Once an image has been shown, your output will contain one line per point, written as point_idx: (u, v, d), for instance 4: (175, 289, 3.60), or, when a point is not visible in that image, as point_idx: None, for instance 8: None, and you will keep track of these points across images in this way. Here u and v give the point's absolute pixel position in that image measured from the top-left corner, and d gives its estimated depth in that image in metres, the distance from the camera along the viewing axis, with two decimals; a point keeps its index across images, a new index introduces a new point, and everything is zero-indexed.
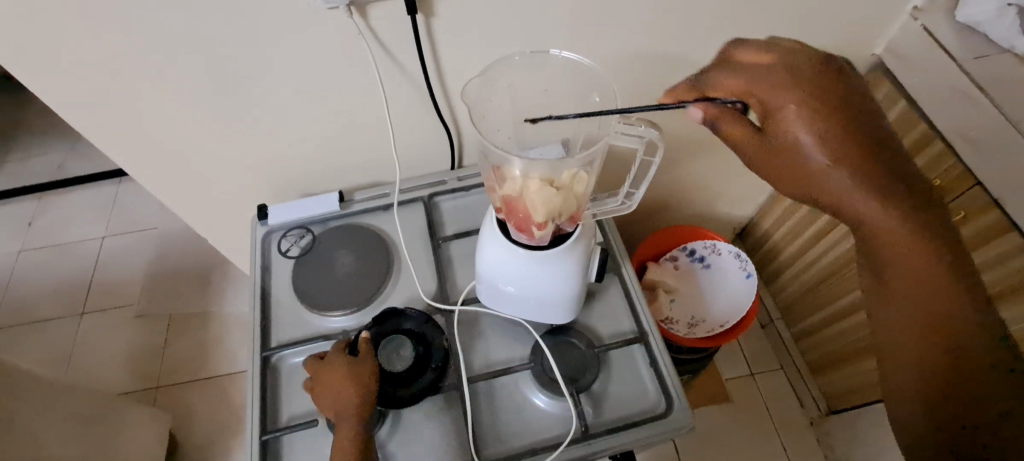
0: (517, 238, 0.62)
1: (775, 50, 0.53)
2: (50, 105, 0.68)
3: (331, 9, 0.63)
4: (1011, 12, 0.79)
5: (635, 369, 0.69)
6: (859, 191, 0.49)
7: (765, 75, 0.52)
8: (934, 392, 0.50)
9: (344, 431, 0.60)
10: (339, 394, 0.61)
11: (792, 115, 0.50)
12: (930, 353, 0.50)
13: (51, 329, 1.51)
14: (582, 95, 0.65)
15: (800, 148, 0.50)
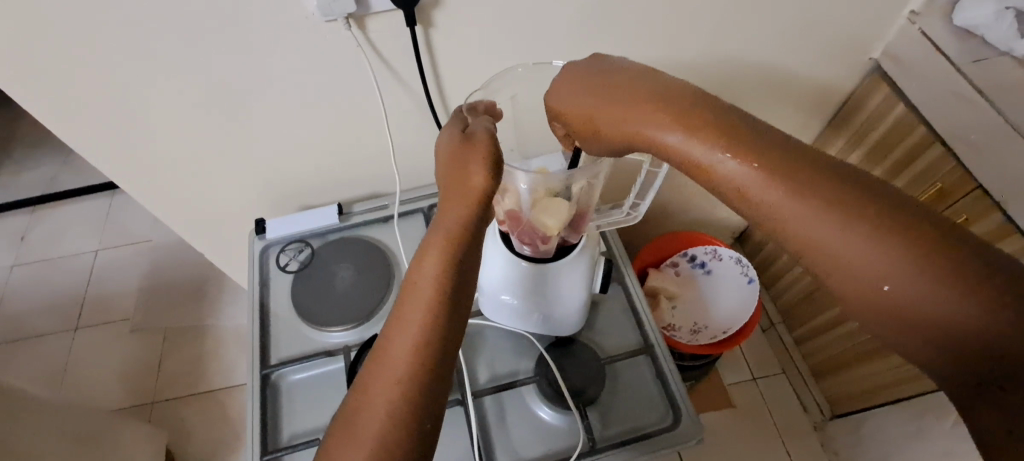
0: (524, 253, 0.61)
1: (571, 92, 0.51)
2: (41, 120, 0.67)
3: (330, 22, 0.62)
4: (1010, 15, 0.79)
5: (641, 381, 0.68)
6: (701, 146, 0.42)
7: (579, 101, 0.50)
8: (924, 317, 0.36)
9: (452, 223, 0.46)
10: (460, 179, 0.47)
11: (636, 130, 0.46)
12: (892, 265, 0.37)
13: (45, 345, 1.49)
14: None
15: (650, 139, 0.45)
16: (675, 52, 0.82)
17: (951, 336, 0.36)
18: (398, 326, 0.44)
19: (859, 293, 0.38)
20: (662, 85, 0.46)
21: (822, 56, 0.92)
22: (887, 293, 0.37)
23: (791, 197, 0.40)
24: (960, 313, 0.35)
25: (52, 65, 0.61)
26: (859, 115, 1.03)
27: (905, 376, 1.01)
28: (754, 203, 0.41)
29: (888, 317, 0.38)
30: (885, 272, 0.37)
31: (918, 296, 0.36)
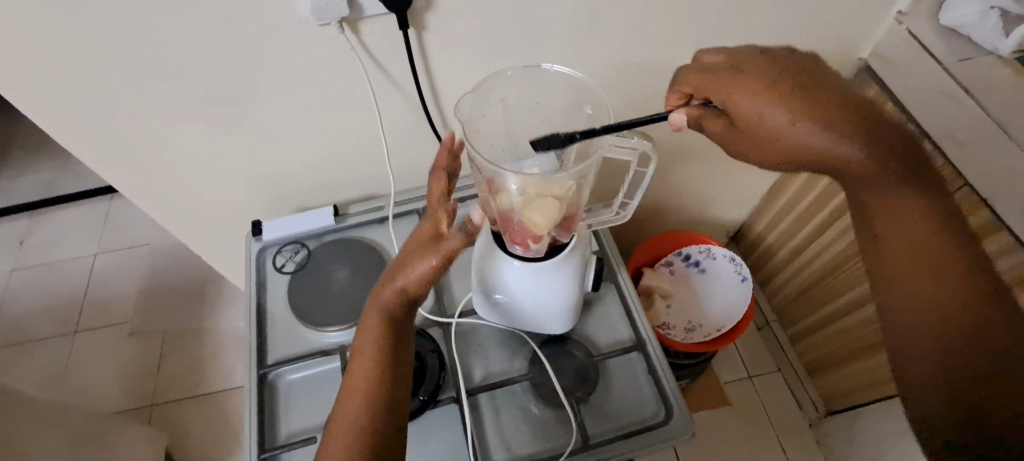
0: (517, 252, 0.62)
1: (749, 72, 0.58)
2: (40, 124, 0.68)
3: (323, 26, 0.64)
4: (994, 15, 0.80)
5: (633, 378, 0.69)
6: (840, 142, 0.54)
7: (755, 94, 0.57)
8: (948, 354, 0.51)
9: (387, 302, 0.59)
10: (400, 268, 0.59)
11: (801, 133, 0.55)
12: (954, 308, 0.52)
13: (44, 349, 1.49)
14: (572, 107, 0.67)
15: (816, 143, 0.55)
16: (667, 53, 0.83)
17: (967, 375, 0.50)
18: (349, 391, 0.56)
19: (909, 312, 0.54)
20: (843, 100, 0.55)
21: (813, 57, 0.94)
22: (929, 326, 0.53)
23: (914, 226, 0.54)
24: (974, 360, 0.50)
25: (56, 70, 0.62)
26: None
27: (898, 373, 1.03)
28: (893, 222, 0.55)
29: (926, 342, 0.53)
30: (949, 311, 0.52)
31: (950, 337, 0.51)
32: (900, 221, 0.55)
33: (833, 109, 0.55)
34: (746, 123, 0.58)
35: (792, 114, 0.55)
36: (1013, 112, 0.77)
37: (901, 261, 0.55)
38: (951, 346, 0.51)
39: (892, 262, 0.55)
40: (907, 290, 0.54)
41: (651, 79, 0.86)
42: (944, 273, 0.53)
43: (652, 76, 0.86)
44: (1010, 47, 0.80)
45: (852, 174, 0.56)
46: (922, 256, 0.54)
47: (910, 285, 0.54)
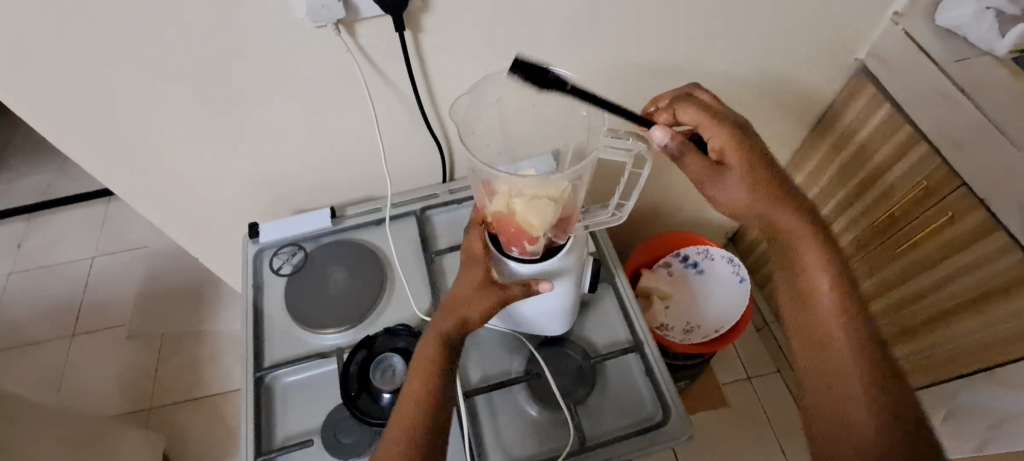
0: (513, 255, 0.62)
1: (742, 139, 0.63)
2: (36, 127, 0.67)
3: (319, 28, 0.64)
4: (989, 16, 0.80)
5: (632, 379, 0.69)
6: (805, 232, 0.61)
7: (751, 165, 0.62)
8: (847, 412, 0.56)
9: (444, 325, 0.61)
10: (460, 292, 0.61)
11: (786, 220, 0.61)
12: (854, 369, 0.57)
13: (42, 352, 1.49)
14: (570, 108, 0.65)
15: (788, 226, 0.62)
16: (662, 54, 0.82)
17: (864, 431, 0.54)
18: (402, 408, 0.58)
19: (818, 372, 0.59)
20: (792, 191, 0.63)
21: (809, 59, 0.94)
22: (834, 385, 0.58)
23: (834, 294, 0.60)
24: (870, 417, 0.54)
25: (51, 72, 0.62)
26: (846, 116, 1.03)
27: (904, 370, 1.04)
28: (814, 290, 0.61)
29: (830, 398, 0.58)
30: (847, 372, 0.57)
31: (851, 395, 0.56)
32: (820, 294, 0.60)
33: (789, 194, 0.62)
34: (727, 172, 0.62)
35: (756, 187, 0.62)
36: (1010, 112, 0.77)
37: (817, 330, 0.60)
38: (849, 404, 0.56)
39: (809, 329, 0.61)
40: (817, 357, 0.60)
41: (647, 80, 0.86)
42: (849, 335, 0.58)
43: (648, 77, 0.86)
44: (1005, 47, 0.80)
45: (806, 265, 0.61)
46: (834, 321, 0.59)
47: (818, 353, 0.59)
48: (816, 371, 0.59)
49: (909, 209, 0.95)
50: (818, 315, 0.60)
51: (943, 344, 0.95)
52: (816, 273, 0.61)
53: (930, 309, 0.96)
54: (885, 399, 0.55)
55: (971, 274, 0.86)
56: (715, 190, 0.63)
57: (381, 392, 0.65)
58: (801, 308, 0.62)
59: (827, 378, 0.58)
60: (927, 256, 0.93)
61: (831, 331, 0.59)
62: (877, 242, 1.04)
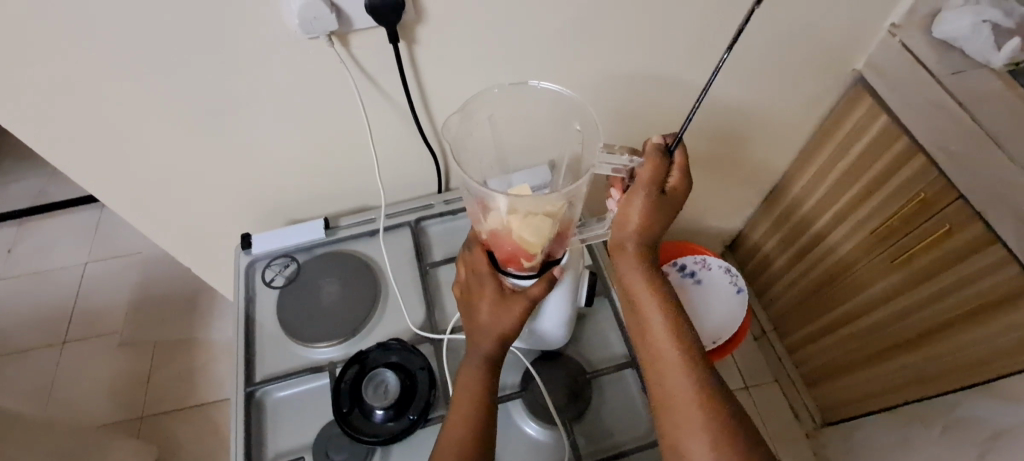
0: (511, 272, 0.62)
1: (677, 185, 0.63)
2: (23, 136, 0.66)
3: (312, 39, 0.63)
4: (986, 28, 0.80)
5: (628, 395, 0.68)
6: (646, 266, 0.63)
7: (659, 205, 0.62)
8: (683, 423, 0.55)
9: (479, 350, 0.61)
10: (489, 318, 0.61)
11: (633, 255, 0.63)
12: (685, 384, 0.57)
13: (32, 360, 1.47)
14: (563, 119, 0.67)
15: (639, 260, 0.63)
16: (658, 64, 0.82)
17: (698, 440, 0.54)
18: (447, 437, 0.57)
19: (660, 388, 0.58)
20: (658, 229, 0.63)
21: (804, 69, 0.94)
22: (672, 399, 0.57)
23: (671, 317, 0.61)
24: (704, 428, 0.54)
25: (38, 81, 0.61)
26: (842, 127, 1.03)
27: (898, 383, 1.03)
28: (648, 311, 0.61)
29: (670, 410, 0.57)
30: (681, 384, 0.57)
31: (686, 407, 0.56)
32: (667, 351, 0.59)
33: (654, 234, 0.63)
34: (639, 196, 0.61)
35: (643, 220, 0.62)
36: (1005, 124, 0.77)
37: (656, 356, 0.60)
38: (685, 416, 0.56)
39: (658, 389, 0.58)
40: (666, 404, 0.57)
41: (643, 90, 0.86)
42: (683, 353, 0.59)
43: (646, 87, 0.85)
44: (1001, 60, 0.81)
45: (640, 291, 0.62)
46: (671, 340, 0.59)
47: (673, 414, 0.56)
48: (669, 425, 0.56)
49: (906, 221, 0.94)
50: (658, 333, 0.60)
51: (935, 359, 0.94)
52: (656, 324, 0.61)
53: (927, 322, 0.95)
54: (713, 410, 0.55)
55: (968, 287, 0.86)
56: (635, 208, 0.62)
57: (374, 409, 0.63)
58: (651, 367, 0.60)
59: (663, 393, 0.58)
60: (921, 270, 0.93)
61: (667, 347, 0.59)
62: (873, 254, 1.03)
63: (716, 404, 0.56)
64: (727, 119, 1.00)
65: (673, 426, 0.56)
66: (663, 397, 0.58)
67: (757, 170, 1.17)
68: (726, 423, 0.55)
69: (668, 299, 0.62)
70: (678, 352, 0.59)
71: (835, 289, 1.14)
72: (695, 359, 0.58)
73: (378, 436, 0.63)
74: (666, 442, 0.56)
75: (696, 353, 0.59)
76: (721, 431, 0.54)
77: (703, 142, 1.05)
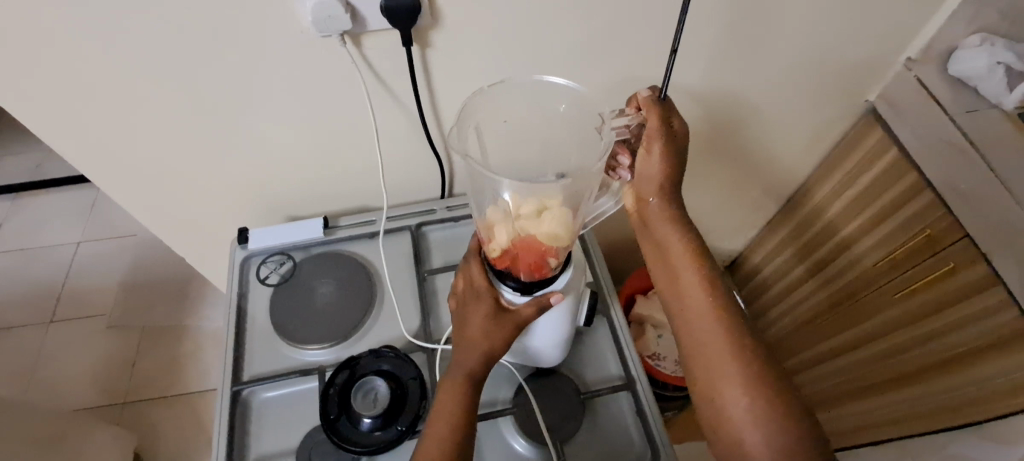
0: (514, 276, 0.61)
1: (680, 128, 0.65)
2: (22, 117, 0.65)
3: (324, 37, 0.62)
4: (1000, 71, 0.79)
5: (620, 417, 0.67)
6: (671, 213, 0.65)
7: (671, 151, 0.64)
8: (715, 363, 0.57)
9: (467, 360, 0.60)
10: (482, 329, 0.60)
11: (658, 204, 0.66)
12: (716, 326, 0.59)
13: (18, 338, 1.46)
14: (548, 105, 0.66)
15: (667, 206, 0.66)
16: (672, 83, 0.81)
17: (731, 381, 0.56)
18: (427, 444, 0.56)
19: (690, 333, 0.60)
20: (675, 175, 0.65)
21: (817, 96, 0.93)
22: (703, 342, 0.59)
23: (700, 262, 0.63)
24: (736, 369, 0.56)
25: (40, 63, 0.60)
26: (852, 157, 1.02)
27: (887, 420, 1.02)
28: (677, 256, 0.64)
29: (701, 354, 0.59)
30: (711, 328, 0.59)
31: (718, 351, 0.58)
32: (699, 302, 0.61)
33: (675, 180, 0.66)
34: (655, 149, 0.64)
35: (663, 169, 0.65)
36: (1016, 168, 0.77)
37: (685, 303, 0.61)
38: (717, 359, 0.57)
39: (690, 340, 0.60)
40: (698, 348, 0.59)
41: None
42: (712, 297, 0.61)
43: None
44: (1012, 103, 0.80)
45: (668, 237, 0.65)
46: (699, 285, 0.61)
47: (708, 366, 0.58)
48: (701, 369, 0.58)
49: (911, 256, 0.93)
50: (688, 279, 0.62)
51: (928, 397, 0.93)
52: (686, 269, 0.63)
53: (922, 359, 0.94)
54: (747, 351, 0.57)
55: (967, 327, 0.85)
56: (653, 160, 0.64)
57: (361, 417, 0.62)
58: (681, 313, 0.62)
59: (693, 337, 0.60)
60: (921, 308, 0.93)
61: (696, 293, 0.61)
62: (874, 285, 1.03)
63: (748, 346, 0.57)
64: (735, 141, 1.00)
65: (704, 368, 0.58)
66: (697, 352, 0.59)
67: (762, 194, 1.16)
68: (757, 363, 0.56)
69: (704, 255, 0.63)
70: (711, 303, 0.60)
71: (834, 318, 1.13)
72: (724, 301, 0.60)
73: (365, 446, 0.62)
74: (699, 385, 0.58)
75: (726, 296, 0.61)
76: (756, 374, 0.56)
77: (710, 163, 1.04)
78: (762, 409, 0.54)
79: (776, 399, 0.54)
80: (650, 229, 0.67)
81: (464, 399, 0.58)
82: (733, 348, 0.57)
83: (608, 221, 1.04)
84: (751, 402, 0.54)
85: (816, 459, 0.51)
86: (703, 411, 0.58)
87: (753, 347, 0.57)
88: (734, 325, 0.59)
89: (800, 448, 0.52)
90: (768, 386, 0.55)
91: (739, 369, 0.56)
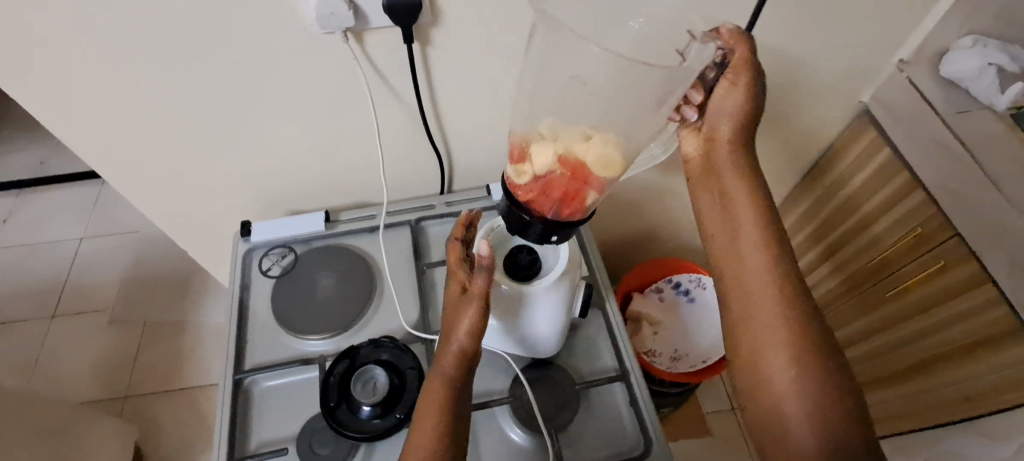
0: (550, 208, 0.60)
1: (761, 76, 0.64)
2: (31, 111, 0.66)
3: (328, 34, 0.63)
4: (991, 70, 0.82)
5: (615, 407, 0.68)
6: (737, 167, 0.66)
7: (750, 99, 0.64)
8: (766, 327, 0.58)
9: (445, 364, 0.59)
10: (449, 333, 0.60)
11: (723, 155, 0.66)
12: (770, 291, 0.60)
13: (21, 331, 1.47)
14: (612, 20, 0.60)
15: (734, 153, 0.66)
16: None
17: (778, 346, 0.57)
18: (414, 443, 0.56)
19: (740, 297, 0.61)
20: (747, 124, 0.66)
21: (811, 96, 0.95)
22: (755, 306, 0.60)
23: (759, 224, 0.63)
24: (782, 336, 0.57)
25: (49, 57, 0.61)
26: (846, 155, 1.03)
27: (886, 415, 1.04)
28: (740, 215, 0.64)
29: (750, 318, 0.60)
30: (765, 292, 0.60)
31: (768, 316, 0.59)
32: (755, 264, 0.61)
33: (746, 127, 0.66)
34: (735, 92, 0.64)
35: (737, 116, 0.65)
36: (1007, 169, 0.79)
37: (741, 266, 0.62)
38: (766, 324, 0.58)
39: (741, 304, 0.61)
40: (749, 311, 0.60)
41: None
42: (769, 261, 0.61)
43: None
44: (1004, 103, 0.82)
45: (732, 195, 0.65)
46: (756, 249, 0.62)
47: (757, 337, 0.59)
48: (750, 333, 0.59)
49: (903, 254, 0.94)
50: (748, 240, 0.62)
51: (924, 393, 0.95)
52: (747, 230, 0.63)
53: (915, 356, 0.95)
54: (795, 318, 0.58)
55: (957, 324, 0.86)
56: (731, 101, 0.65)
57: (361, 405, 0.63)
58: (736, 276, 0.62)
59: (745, 300, 0.61)
60: (912, 305, 0.94)
61: (753, 255, 0.62)
62: (870, 282, 1.04)
63: (799, 312, 0.58)
64: None
65: (752, 332, 0.59)
66: (748, 323, 0.60)
67: None
68: (805, 329, 0.58)
69: (771, 223, 0.63)
70: (767, 267, 0.61)
71: (833, 313, 1.15)
72: (782, 265, 0.61)
73: (364, 432, 0.63)
74: (745, 348, 0.59)
75: (784, 262, 0.61)
76: (802, 340, 0.57)
77: None
78: (804, 376, 0.55)
79: (820, 366, 0.56)
80: (716, 183, 0.66)
81: (447, 400, 0.58)
82: (784, 313, 0.58)
83: (606, 219, 1.06)
84: (793, 369, 0.56)
85: (849, 426, 0.53)
86: (744, 373, 0.59)
87: (803, 314, 0.58)
88: (787, 291, 0.60)
89: (836, 416, 0.54)
90: (812, 353, 0.56)
91: (786, 335, 0.57)
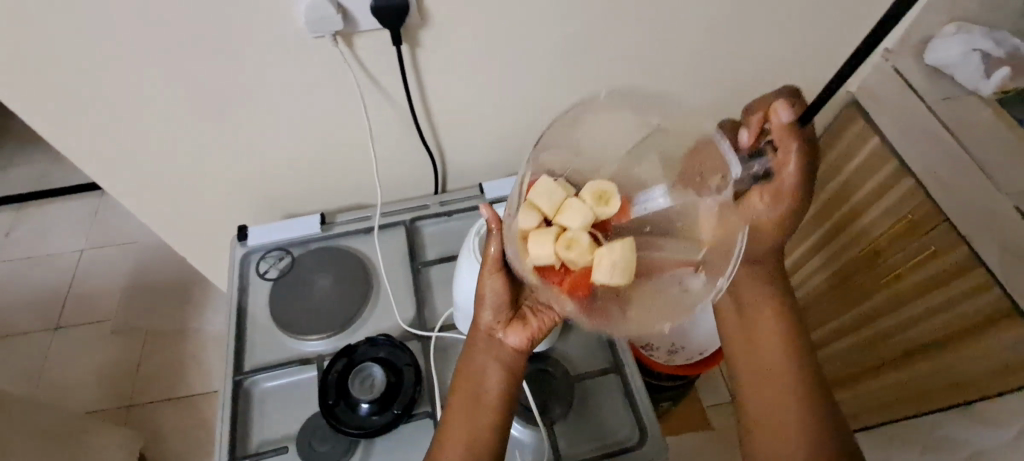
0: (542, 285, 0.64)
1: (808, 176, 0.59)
2: (30, 122, 0.68)
3: (317, 38, 0.65)
4: (976, 56, 0.82)
5: (611, 399, 0.69)
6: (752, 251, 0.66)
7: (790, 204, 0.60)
8: (772, 382, 0.62)
9: (478, 345, 0.63)
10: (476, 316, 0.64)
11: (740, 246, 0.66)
12: (776, 350, 0.63)
13: (25, 343, 1.48)
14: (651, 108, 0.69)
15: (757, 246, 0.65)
16: (655, 78, 0.82)
17: (781, 400, 0.61)
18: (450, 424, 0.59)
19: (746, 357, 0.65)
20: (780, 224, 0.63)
21: None
22: (763, 362, 0.63)
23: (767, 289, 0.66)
24: (787, 388, 0.61)
25: (46, 67, 0.62)
26: (837, 146, 1.04)
27: (882, 404, 1.04)
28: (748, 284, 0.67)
29: (757, 373, 0.63)
30: (771, 349, 0.64)
31: (774, 370, 0.62)
32: (764, 326, 0.65)
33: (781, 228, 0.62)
34: (777, 195, 0.60)
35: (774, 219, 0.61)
36: (992, 154, 0.80)
37: (750, 326, 0.66)
38: (772, 378, 0.62)
39: (750, 359, 0.64)
40: (756, 367, 0.63)
41: None
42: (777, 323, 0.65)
43: None
44: (990, 88, 0.82)
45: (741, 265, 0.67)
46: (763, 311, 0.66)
47: (762, 376, 0.62)
48: (755, 386, 0.63)
49: (894, 242, 0.95)
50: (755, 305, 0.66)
51: (920, 378, 0.94)
52: (756, 296, 0.66)
53: (910, 343, 0.95)
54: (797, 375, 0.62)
55: (949, 309, 0.86)
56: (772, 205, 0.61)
57: (359, 402, 0.64)
58: (745, 335, 0.66)
59: (753, 357, 0.64)
60: (905, 292, 0.94)
61: (760, 317, 0.65)
62: (866, 271, 1.03)
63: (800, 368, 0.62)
64: None
65: (759, 386, 0.62)
66: (753, 364, 0.64)
67: None
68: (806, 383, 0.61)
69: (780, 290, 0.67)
70: (775, 329, 0.65)
71: (825, 304, 1.15)
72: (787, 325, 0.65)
73: (362, 428, 0.64)
74: (751, 400, 0.62)
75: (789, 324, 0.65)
76: (803, 392, 0.61)
77: None
78: (805, 426, 0.59)
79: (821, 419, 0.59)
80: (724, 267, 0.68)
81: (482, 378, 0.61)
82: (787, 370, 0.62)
83: None
84: (796, 420, 0.59)
85: None
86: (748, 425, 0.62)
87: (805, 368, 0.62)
88: (792, 349, 0.64)
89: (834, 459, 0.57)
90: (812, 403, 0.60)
91: (789, 390, 0.61)
